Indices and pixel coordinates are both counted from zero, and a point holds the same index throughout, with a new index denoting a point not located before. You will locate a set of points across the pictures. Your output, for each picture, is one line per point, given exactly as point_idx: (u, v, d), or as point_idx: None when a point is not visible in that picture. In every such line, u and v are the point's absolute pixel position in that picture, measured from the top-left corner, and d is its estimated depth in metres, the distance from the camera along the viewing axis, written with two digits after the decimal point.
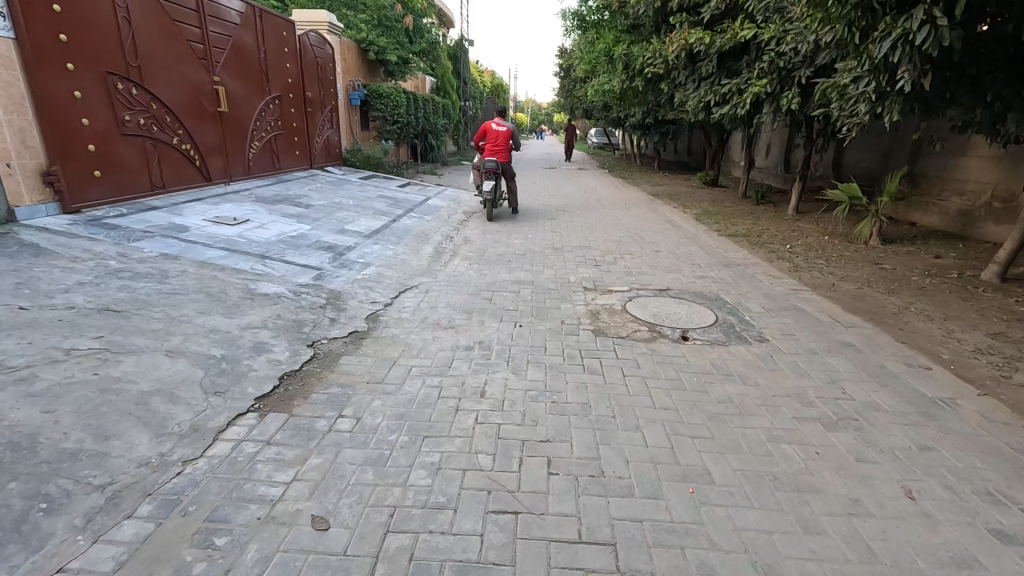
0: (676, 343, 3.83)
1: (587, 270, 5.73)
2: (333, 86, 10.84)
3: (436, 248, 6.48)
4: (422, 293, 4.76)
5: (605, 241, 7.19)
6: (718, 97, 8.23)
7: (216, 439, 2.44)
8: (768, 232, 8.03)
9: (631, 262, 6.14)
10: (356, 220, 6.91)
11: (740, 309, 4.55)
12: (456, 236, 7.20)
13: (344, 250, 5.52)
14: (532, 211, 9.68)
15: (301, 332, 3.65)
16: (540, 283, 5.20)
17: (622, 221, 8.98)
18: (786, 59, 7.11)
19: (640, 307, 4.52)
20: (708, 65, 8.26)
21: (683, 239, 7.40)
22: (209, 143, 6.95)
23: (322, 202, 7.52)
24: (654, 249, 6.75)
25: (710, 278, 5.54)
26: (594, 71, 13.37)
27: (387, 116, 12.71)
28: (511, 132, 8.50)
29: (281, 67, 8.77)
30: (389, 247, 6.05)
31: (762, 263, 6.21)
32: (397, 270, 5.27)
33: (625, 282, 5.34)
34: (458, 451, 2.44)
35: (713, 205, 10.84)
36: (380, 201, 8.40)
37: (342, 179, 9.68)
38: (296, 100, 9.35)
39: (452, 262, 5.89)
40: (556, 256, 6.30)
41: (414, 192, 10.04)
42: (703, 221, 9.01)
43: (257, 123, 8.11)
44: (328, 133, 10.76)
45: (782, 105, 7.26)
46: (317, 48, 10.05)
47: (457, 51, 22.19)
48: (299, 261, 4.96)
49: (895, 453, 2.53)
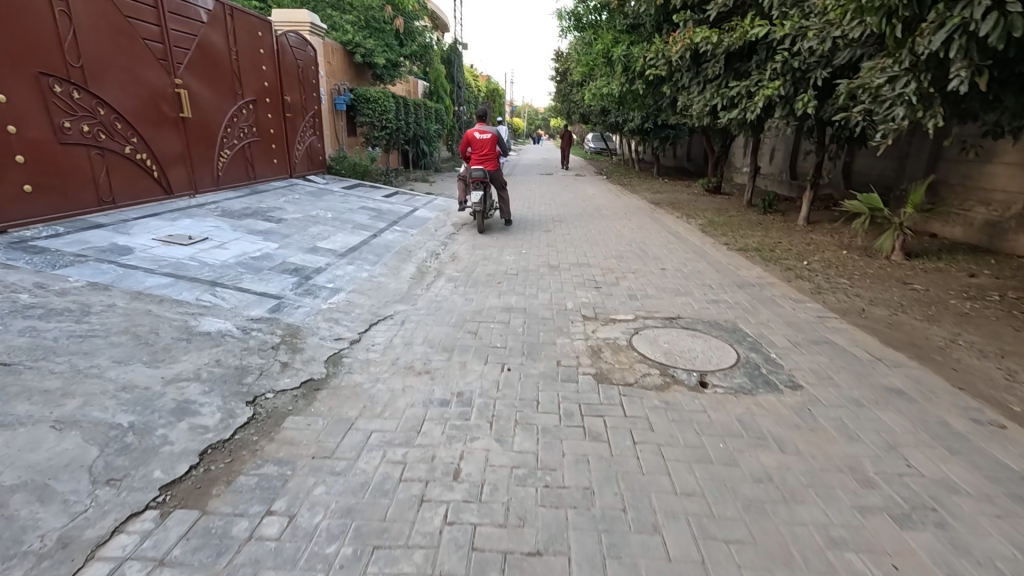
0: (693, 393, 3.21)
1: (587, 294, 5.11)
2: (316, 90, 10.25)
3: (419, 266, 5.86)
4: (397, 325, 4.13)
5: (605, 257, 6.59)
6: (726, 101, 7.65)
7: (88, 560, 1.81)
8: (781, 245, 7.45)
9: (634, 283, 5.53)
10: (331, 236, 6.28)
11: (764, 344, 3.93)
12: (443, 253, 6.57)
13: (312, 273, 4.89)
14: (526, 222, 9.08)
15: (242, 383, 3.02)
16: (534, 310, 4.58)
17: (622, 233, 8.39)
18: (801, 59, 6.54)
19: (648, 342, 3.89)
20: (714, 67, 7.69)
21: (690, 255, 6.79)
22: (170, 152, 6.33)
23: (296, 216, 6.89)
24: (660, 268, 6.15)
25: (724, 302, 4.93)
26: (591, 75, 12.80)
27: (374, 122, 12.13)
28: (497, 137, 7.90)
29: (256, 70, 8.17)
30: (365, 267, 5.42)
31: (780, 284, 5.60)
32: (371, 296, 4.65)
33: (630, 309, 4.73)
34: (416, 574, 1.82)
35: (718, 214, 10.27)
36: (362, 214, 7.79)
37: (324, 189, 9.07)
38: (274, 105, 8.74)
39: (436, 285, 5.26)
40: (552, 276, 5.68)
41: (401, 202, 9.42)
42: (709, 233, 8.43)
43: (229, 130, 7.50)
44: (310, 140, 10.15)
45: (796, 109, 6.69)
46: (297, 50, 9.46)
47: (450, 54, 21.61)
48: (257, 288, 4.33)
49: (997, 567, 1.91)
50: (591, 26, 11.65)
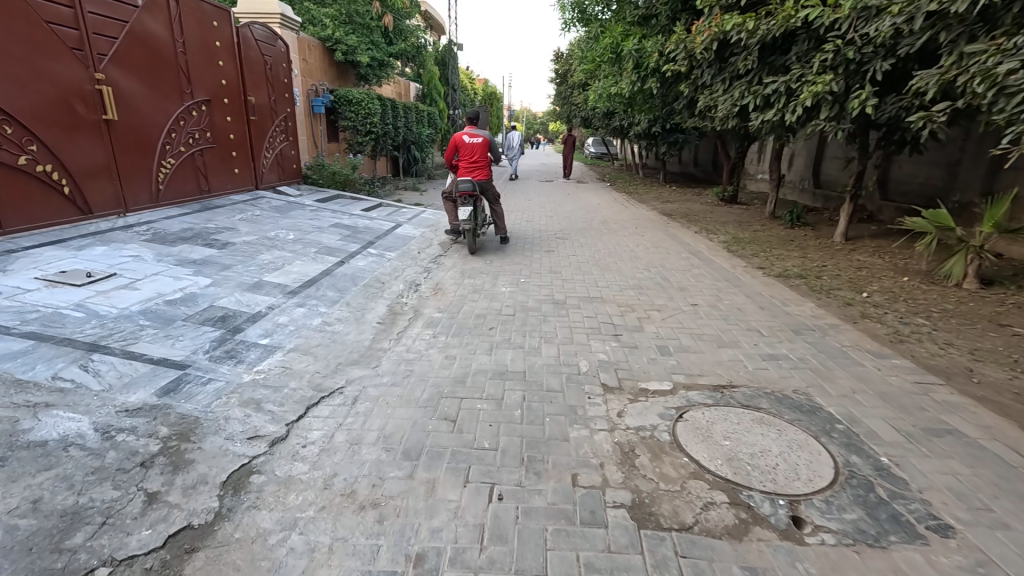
0: (792, 546, 2.04)
1: (605, 345, 3.95)
2: (289, 90, 9.12)
3: (392, 305, 4.71)
4: (346, 407, 2.97)
5: (620, 287, 5.46)
6: (760, 101, 6.54)
7: None
8: (827, 270, 6.30)
9: (661, 326, 4.39)
10: (286, 265, 5.11)
11: (864, 438, 2.76)
12: (425, 283, 5.42)
13: (245, 323, 3.73)
14: (525, 239, 7.96)
15: (59, 551, 1.83)
16: (538, 376, 3.41)
17: (636, 252, 7.27)
18: (858, 47, 5.43)
19: (700, 439, 2.72)
20: (746, 59, 6.58)
21: (722, 284, 5.65)
22: (91, 162, 5.20)
23: (248, 239, 5.71)
24: (690, 304, 4.99)
25: (784, 359, 3.76)
26: (596, 75, 11.68)
27: (357, 126, 10.90)
28: (488, 142, 6.76)
29: (210, 66, 7.05)
30: (321, 309, 4.27)
31: (842, 328, 4.47)
32: (319, 356, 3.48)
33: (663, 371, 3.56)
34: None
35: (740, 228, 9.13)
36: (333, 233, 6.63)
37: (293, 203, 7.91)
38: (235, 106, 7.62)
39: (410, 333, 4.10)
40: (559, 317, 4.53)
41: (382, 218, 8.27)
42: (737, 253, 7.29)
43: (174, 135, 6.37)
44: (283, 147, 9.02)
45: (851, 108, 5.57)
46: (264, 45, 8.33)
47: (444, 55, 20.52)
48: (157, 352, 3.15)
49: None
50: (597, 20, 10.50)
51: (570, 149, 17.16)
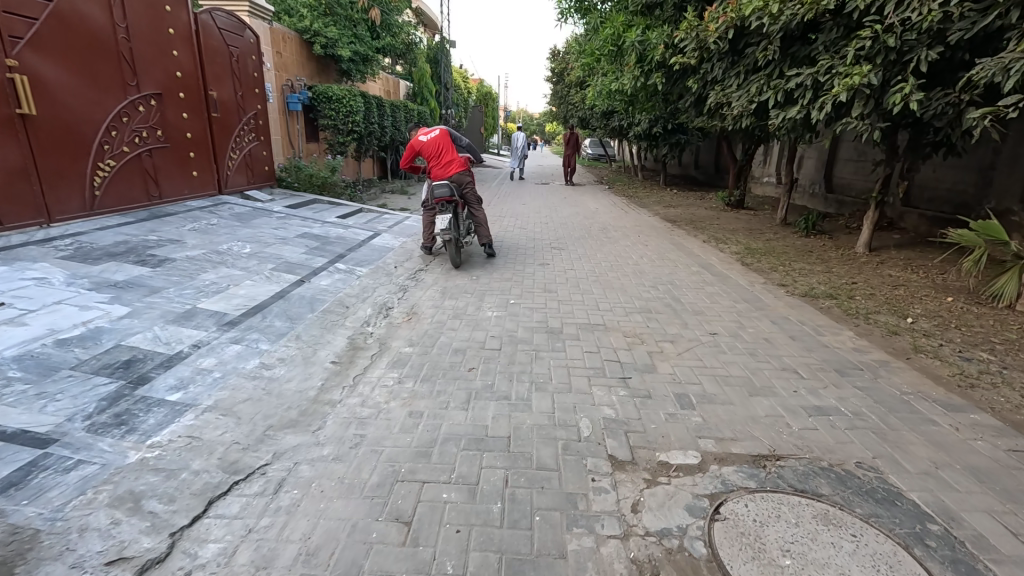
0: None
1: (611, 394, 3.17)
2: (260, 84, 8.32)
3: (354, 337, 3.92)
4: (264, 500, 2.18)
5: (625, 311, 4.69)
6: (781, 96, 5.82)
7: None
8: (858, 287, 5.55)
9: (678, 366, 3.62)
10: (232, 287, 4.32)
11: (975, 552, 2.00)
12: (397, 306, 4.65)
13: (154, 371, 2.93)
14: (518, 249, 7.20)
15: None
16: (526, 444, 2.62)
17: (640, 265, 6.52)
18: (902, 33, 4.69)
19: (749, 555, 1.95)
20: (766, 49, 5.87)
21: (741, 308, 4.90)
22: (1, 164, 4.42)
23: (193, 253, 4.91)
24: (709, 334, 4.24)
25: (836, 414, 3.00)
26: (595, 71, 10.92)
27: (338, 125, 10.03)
28: (448, 133, 6.06)
29: (162, 56, 6.26)
30: (262, 346, 3.48)
31: (894, 366, 3.72)
32: (242, 418, 2.68)
33: (687, 434, 2.79)
34: None
35: (752, 236, 8.38)
36: (298, 245, 5.84)
37: (260, 210, 7.12)
38: (194, 102, 6.83)
39: (369, 378, 3.31)
40: (554, 353, 3.75)
41: (359, 225, 7.48)
42: (753, 266, 6.54)
43: (115, 133, 5.59)
44: (252, 147, 8.23)
45: (892, 103, 4.84)
46: (229, 35, 7.54)
47: (436, 52, 19.74)
48: (14, 422, 2.35)
49: None
50: (597, 11, 9.73)
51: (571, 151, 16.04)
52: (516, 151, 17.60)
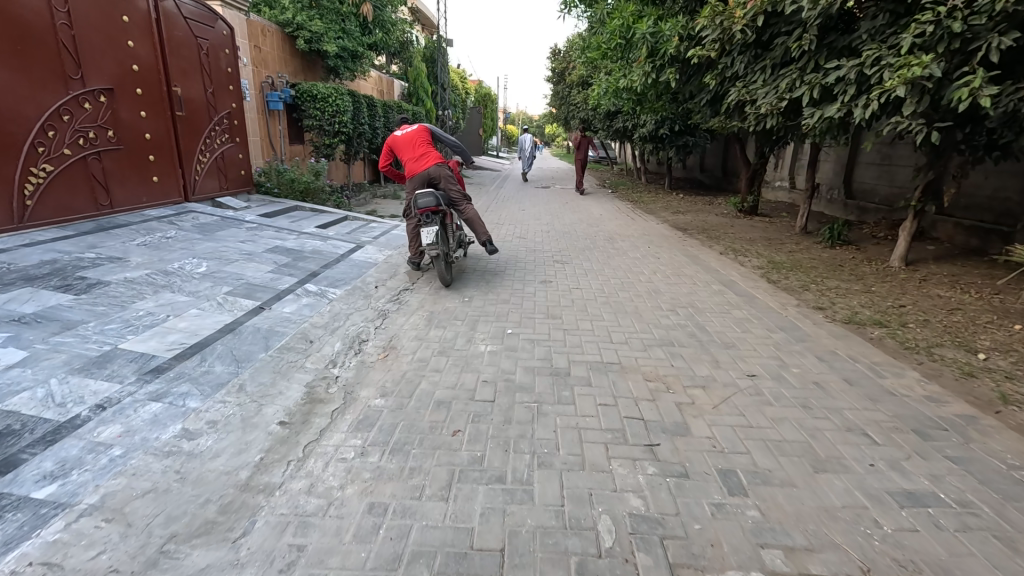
0: None
1: (636, 473, 2.44)
2: (235, 81, 7.60)
3: (313, 383, 3.20)
4: None
5: (642, 345, 3.97)
6: (817, 93, 5.10)
7: None
8: (908, 312, 4.82)
9: (713, 425, 2.90)
10: (172, 319, 3.58)
11: None
12: (373, 339, 3.91)
13: (27, 452, 2.19)
14: (517, 263, 6.48)
15: None
16: (526, 566, 1.89)
17: (653, 282, 5.81)
18: (971, 15, 3.95)
19: None
20: (800, 39, 5.15)
21: (777, 340, 4.18)
22: None
23: (133, 275, 4.18)
24: (746, 377, 3.51)
25: (937, 506, 2.26)
26: (600, 68, 10.20)
27: (324, 126, 9.28)
28: (426, 131, 5.53)
29: (114, 46, 5.54)
30: (192, 402, 2.74)
31: (985, 422, 2.99)
32: (129, 526, 1.94)
33: (744, 541, 2.05)
34: None
35: (773, 248, 7.66)
36: (265, 261, 5.11)
37: (229, 220, 6.39)
38: (155, 100, 6.12)
39: (324, 449, 2.57)
40: (560, 407, 3.02)
41: (341, 235, 6.76)
42: (780, 284, 5.82)
43: (52, 134, 4.88)
44: (227, 150, 7.50)
45: (955, 99, 4.11)
46: (198, 26, 6.83)
47: (433, 51, 18.99)
48: None
49: None
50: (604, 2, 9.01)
51: (585, 154, 14.41)
52: (524, 152, 17.17)
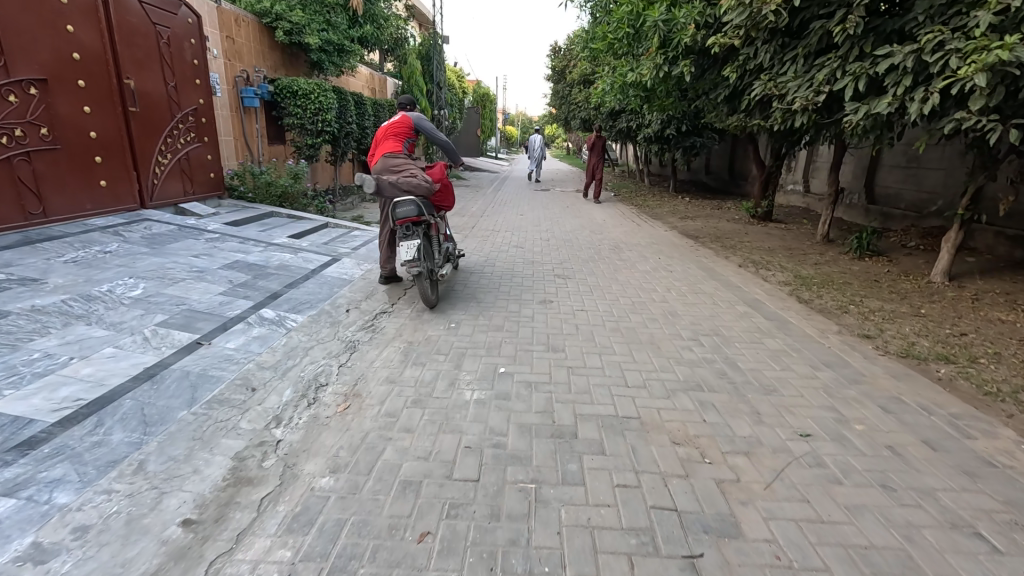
0: None
1: None
2: (203, 75, 6.87)
3: (243, 453, 2.45)
4: None
5: (665, 390, 3.23)
6: (862, 85, 4.37)
7: None
8: (974, 342, 4.08)
9: (770, 519, 2.15)
10: (75, 363, 2.85)
11: None
12: (334, 383, 3.17)
13: None
14: (514, 278, 5.73)
15: None
16: None
17: (668, 302, 5.06)
18: None
19: None
20: (842, 22, 4.42)
21: (827, 381, 3.44)
22: None
23: (45, 301, 3.45)
24: (801, 438, 2.77)
25: None
26: (604, 64, 9.48)
27: (306, 125, 8.47)
28: (403, 120, 4.79)
29: (46, 32, 4.79)
30: (61, 495, 2.01)
31: None
32: None
33: None
34: None
35: (796, 260, 6.93)
36: (217, 280, 4.37)
37: (187, 229, 5.65)
38: (102, 94, 5.38)
39: (236, 569, 1.83)
40: (567, 491, 2.28)
41: (316, 247, 6.02)
42: (813, 304, 5.09)
43: None
44: (193, 151, 6.77)
45: None
46: (157, 12, 6.08)
47: (429, 48, 18.23)
48: None
49: None
50: None
51: (599, 157, 13.21)
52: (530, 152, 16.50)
